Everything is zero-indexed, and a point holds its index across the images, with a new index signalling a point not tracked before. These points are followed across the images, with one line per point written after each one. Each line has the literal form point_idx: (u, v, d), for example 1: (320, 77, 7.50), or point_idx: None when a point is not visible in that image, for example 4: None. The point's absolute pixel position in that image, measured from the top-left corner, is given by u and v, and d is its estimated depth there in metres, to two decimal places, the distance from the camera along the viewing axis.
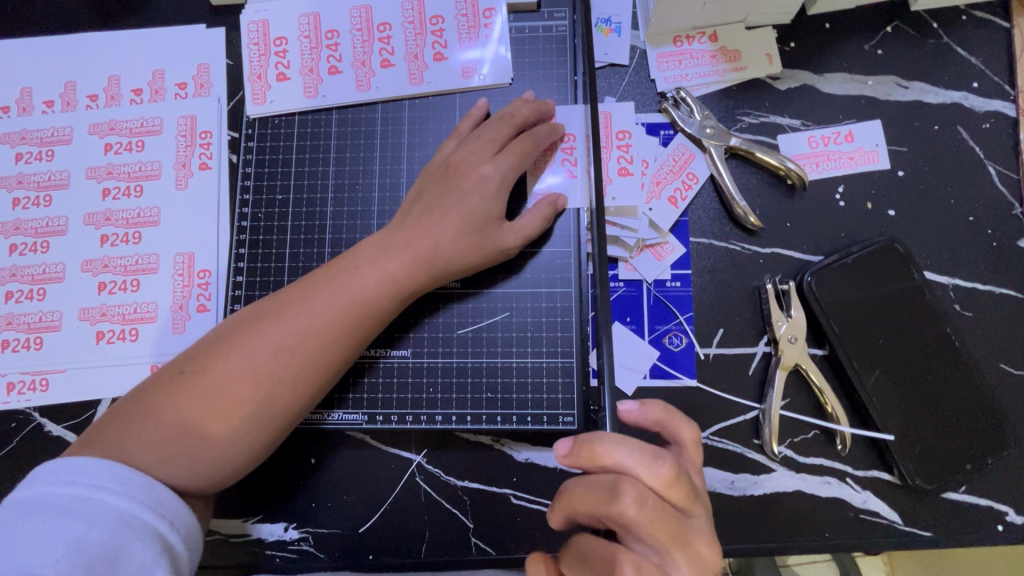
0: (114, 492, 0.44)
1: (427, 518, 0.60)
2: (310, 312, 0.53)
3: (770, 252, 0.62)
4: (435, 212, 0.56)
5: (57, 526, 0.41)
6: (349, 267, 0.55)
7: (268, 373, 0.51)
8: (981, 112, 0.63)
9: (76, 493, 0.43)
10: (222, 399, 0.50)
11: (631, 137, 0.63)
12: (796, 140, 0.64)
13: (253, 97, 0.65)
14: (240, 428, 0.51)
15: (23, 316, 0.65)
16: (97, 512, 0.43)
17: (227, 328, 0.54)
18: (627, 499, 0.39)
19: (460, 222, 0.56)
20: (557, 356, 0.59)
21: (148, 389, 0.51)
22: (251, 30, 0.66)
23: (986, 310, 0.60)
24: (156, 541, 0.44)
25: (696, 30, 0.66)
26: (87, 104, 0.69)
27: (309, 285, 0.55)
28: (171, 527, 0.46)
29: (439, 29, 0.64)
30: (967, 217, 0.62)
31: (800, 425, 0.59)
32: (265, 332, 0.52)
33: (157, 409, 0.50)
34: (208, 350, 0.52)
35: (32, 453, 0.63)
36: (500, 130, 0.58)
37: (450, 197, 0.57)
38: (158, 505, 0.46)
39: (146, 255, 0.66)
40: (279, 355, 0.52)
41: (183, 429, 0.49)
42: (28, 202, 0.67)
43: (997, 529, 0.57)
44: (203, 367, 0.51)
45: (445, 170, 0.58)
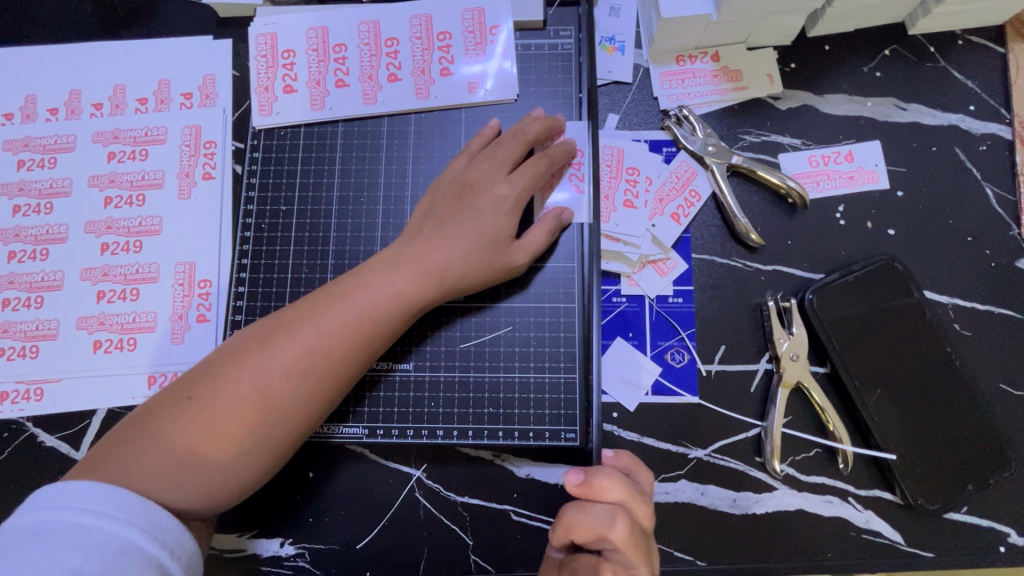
0: (116, 519, 0.44)
1: (426, 534, 0.59)
2: (316, 330, 0.52)
3: (771, 269, 0.62)
4: (447, 228, 0.57)
5: (58, 554, 0.41)
6: (359, 285, 0.55)
7: (277, 395, 0.51)
8: (978, 135, 0.65)
9: (76, 520, 0.43)
10: (231, 421, 0.50)
11: (640, 174, 0.64)
12: (797, 158, 0.64)
13: (260, 109, 0.65)
14: (247, 449, 0.50)
15: (20, 323, 0.65)
16: (98, 540, 0.42)
17: (232, 348, 0.53)
18: (620, 526, 0.44)
19: (472, 239, 0.56)
20: (560, 372, 0.59)
21: (153, 412, 0.51)
22: (258, 41, 0.66)
23: (986, 330, 0.60)
24: (156, 570, 0.43)
25: (698, 50, 0.67)
26: (91, 112, 0.69)
27: (316, 302, 0.54)
28: (171, 555, 0.45)
29: (446, 44, 0.65)
30: (965, 237, 0.62)
31: (802, 443, 0.59)
32: (273, 352, 0.52)
33: (163, 435, 0.49)
34: (214, 371, 0.51)
35: (24, 464, 0.62)
36: (511, 148, 0.59)
37: (463, 215, 0.57)
38: (158, 532, 0.45)
39: (146, 264, 0.65)
40: (287, 376, 0.51)
41: (191, 453, 0.49)
42: (28, 209, 0.67)
43: (999, 551, 0.56)
44: (210, 390, 0.50)
45: (458, 187, 0.58)
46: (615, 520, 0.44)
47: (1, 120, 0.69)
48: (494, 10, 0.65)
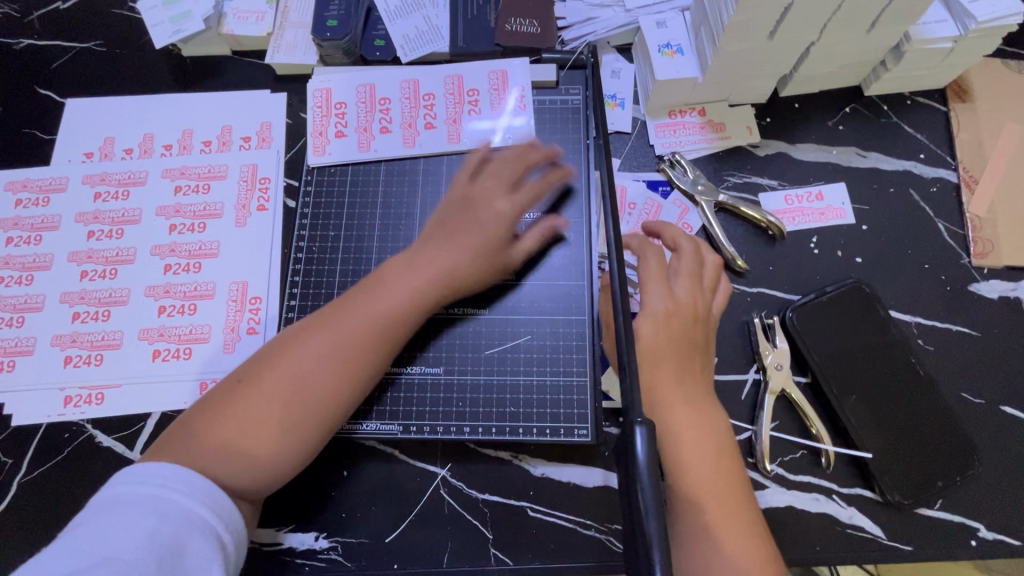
0: (180, 491, 0.50)
1: (450, 528, 0.65)
2: (344, 325, 0.60)
3: (756, 291, 0.71)
4: (454, 238, 0.65)
5: (135, 520, 0.47)
6: (382, 286, 0.62)
7: (311, 386, 0.57)
8: (929, 178, 0.75)
9: (146, 491, 0.49)
10: (270, 411, 0.56)
11: (639, 207, 0.74)
12: (775, 197, 0.75)
13: (314, 150, 0.76)
14: (285, 433, 0.56)
15: (87, 334, 0.72)
16: (166, 509, 0.48)
17: (272, 346, 0.60)
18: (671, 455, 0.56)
19: (474, 248, 0.64)
20: (573, 375, 0.66)
21: (203, 410, 0.57)
22: (315, 95, 0.78)
23: (946, 345, 0.68)
24: (213, 537, 0.50)
25: (687, 106, 0.78)
26: (161, 152, 0.80)
27: (346, 301, 0.62)
28: (225, 528, 0.51)
29: (474, 99, 0.76)
30: (923, 264, 0.72)
31: (789, 445, 0.66)
32: (308, 344, 0.59)
33: (212, 428, 0.55)
34: (255, 369, 0.58)
35: (81, 462, 0.68)
36: (511, 171, 0.68)
37: (469, 224, 0.65)
38: (216, 507, 0.51)
39: (204, 283, 0.74)
40: (321, 364, 0.58)
41: (236, 442, 0.55)
42: (101, 234, 0.76)
43: (970, 543, 0.62)
44: (252, 385, 0.57)
45: (462, 203, 0.67)
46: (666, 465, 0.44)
47: (82, 158, 0.80)
48: (514, 72, 0.77)
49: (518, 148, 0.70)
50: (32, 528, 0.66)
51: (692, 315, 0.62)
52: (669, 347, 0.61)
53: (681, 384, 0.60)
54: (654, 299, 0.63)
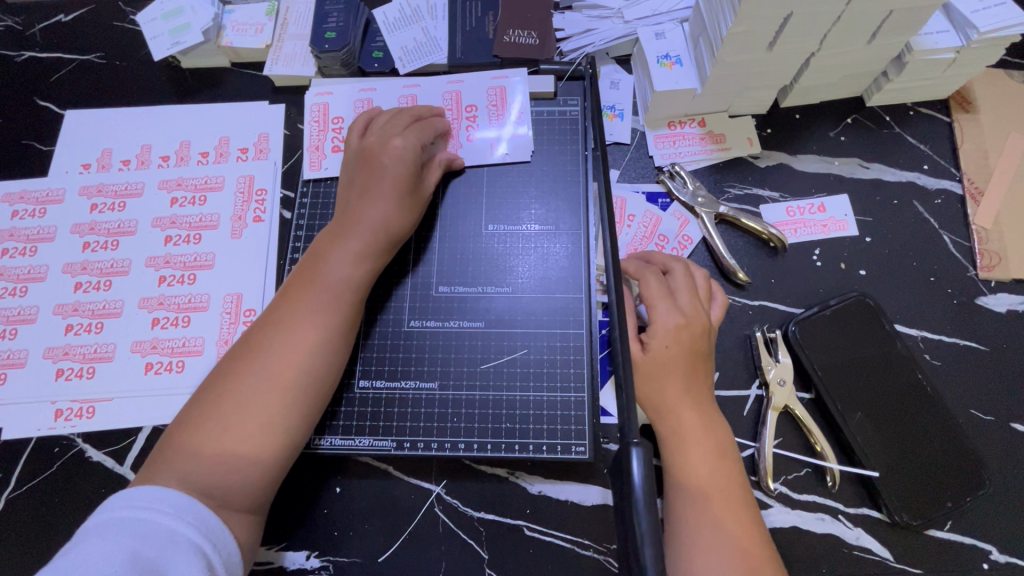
0: (167, 514, 0.49)
1: (445, 548, 0.63)
2: (324, 329, 0.59)
3: (758, 305, 0.70)
4: (371, 192, 0.65)
5: (120, 541, 0.46)
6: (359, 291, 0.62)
7: (288, 390, 0.57)
8: (933, 190, 0.74)
9: (134, 514, 0.48)
10: (248, 422, 0.55)
11: (637, 220, 0.73)
12: (776, 209, 0.74)
13: (310, 164, 0.75)
14: (270, 442, 0.55)
15: (80, 346, 0.72)
16: (153, 530, 0.48)
17: (242, 353, 0.59)
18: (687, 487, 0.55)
19: (394, 192, 0.65)
20: (570, 390, 0.65)
21: (181, 429, 0.55)
22: (313, 109, 0.77)
23: (953, 360, 0.67)
24: (200, 556, 0.48)
25: (687, 117, 0.78)
26: (159, 163, 0.80)
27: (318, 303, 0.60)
28: (214, 548, 0.50)
29: (472, 116, 0.75)
30: (929, 278, 0.70)
31: (793, 463, 0.64)
32: (286, 347, 0.57)
33: (191, 447, 0.54)
34: (229, 378, 0.57)
35: (71, 477, 0.67)
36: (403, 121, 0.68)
37: (376, 176, 0.65)
38: (202, 526, 0.50)
39: (198, 295, 0.73)
40: (301, 369, 0.57)
41: (219, 459, 0.53)
42: (96, 245, 0.76)
43: (983, 567, 0.60)
44: (228, 396, 0.56)
45: (364, 159, 0.66)
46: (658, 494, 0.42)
47: (79, 169, 0.80)
48: (512, 89, 0.76)
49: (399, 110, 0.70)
50: (19, 544, 0.65)
51: (701, 328, 0.62)
52: (678, 361, 0.61)
53: (684, 392, 0.60)
54: (663, 315, 0.62)
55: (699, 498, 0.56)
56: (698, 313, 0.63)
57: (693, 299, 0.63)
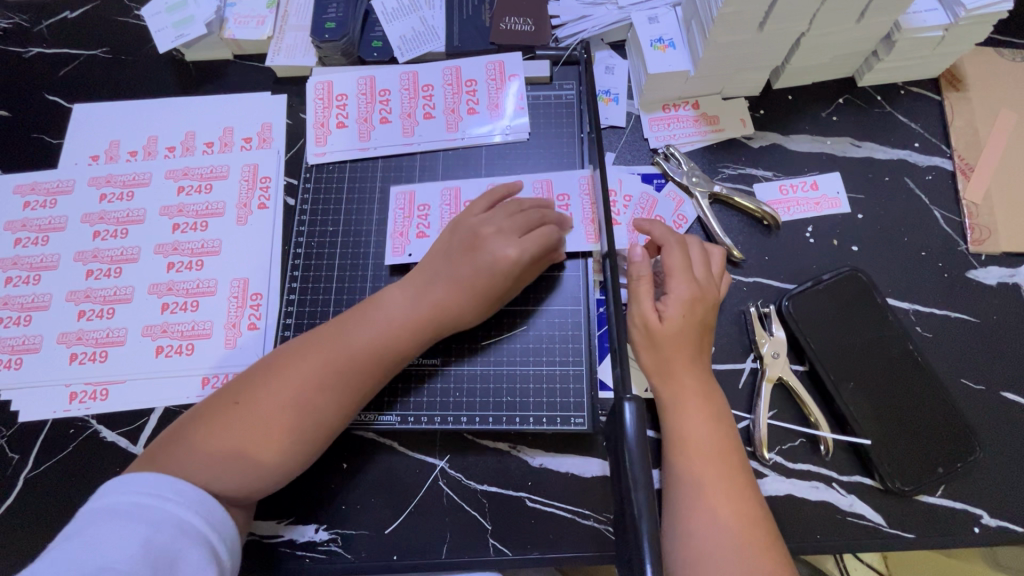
0: (174, 501, 0.52)
1: (449, 520, 0.65)
2: (346, 341, 0.61)
3: (752, 281, 0.71)
4: (458, 278, 0.63)
5: (130, 528, 0.49)
6: (378, 311, 0.63)
7: (309, 394, 0.59)
8: (924, 166, 0.75)
9: (143, 501, 0.51)
10: (268, 421, 0.58)
11: (625, 198, 0.75)
12: (769, 188, 0.75)
13: (393, 251, 0.72)
14: (284, 437, 0.58)
15: (92, 331, 0.74)
16: (162, 518, 0.51)
17: (271, 359, 0.62)
18: None
19: (476, 290, 0.63)
20: (569, 365, 0.67)
21: (206, 413, 0.59)
22: (399, 197, 0.74)
23: (945, 331, 0.68)
24: (206, 545, 0.52)
25: (681, 99, 0.79)
26: (165, 154, 0.81)
27: (344, 323, 0.63)
28: (217, 536, 0.53)
29: (565, 205, 0.71)
30: (919, 252, 0.72)
31: (787, 433, 0.65)
32: (310, 353, 0.61)
33: (214, 431, 0.57)
34: (254, 377, 0.60)
35: (86, 457, 0.69)
36: (520, 219, 0.65)
37: (471, 267, 0.63)
38: (207, 514, 0.53)
39: (206, 280, 0.75)
40: (320, 371, 0.60)
41: (239, 448, 0.57)
42: (106, 234, 0.78)
43: (973, 531, 0.62)
44: (253, 392, 0.59)
45: (470, 242, 0.65)
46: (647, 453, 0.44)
47: (88, 161, 0.82)
48: (561, 181, 0.72)
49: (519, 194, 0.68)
50: (37, 523, 0.67)
51: (711, 301, 0.64)
52: (688, 331, 0.62)
53: (689, 367, 0.62)
54: (679, 288, 0.62)
55: (688, 465, 0.59)
56: (711, 286, 0.64)
57: (704, 274, 0.64)
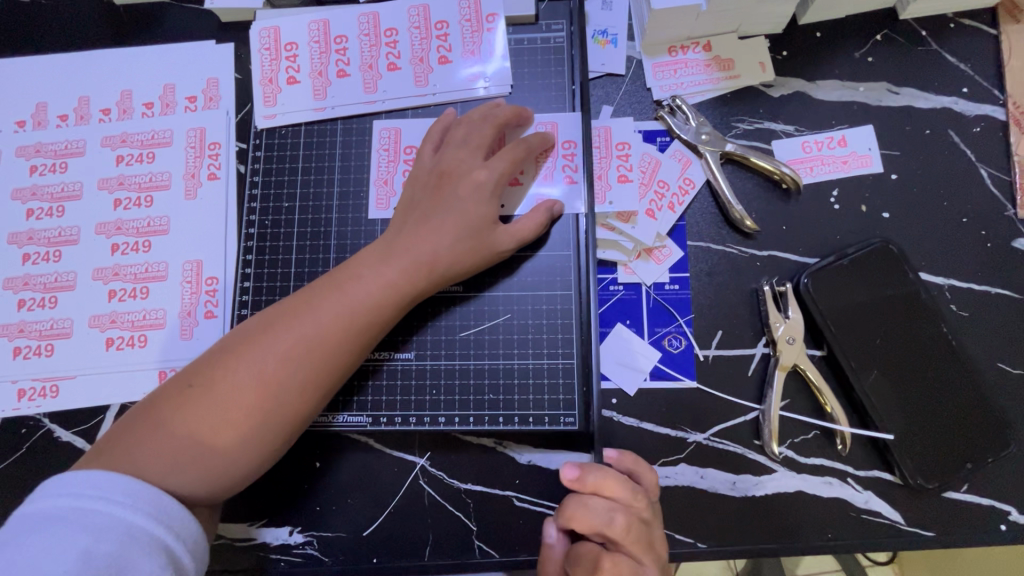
0: (122, 504, 0.45)
1: (431, 520, 0.60)
2: (317, 323, 0.53)
3: (767, 255, 0.63)
4: (433, 219, 0.57)
5: (66, 537, 0.41)
6: (352, 277, 0.55)
7: (275, 384, 0.52)
8: (972, 116, 0.65)
9: (83, 504, 0.44)
10: (227, 412, 0.51)
11: (630, 148, 0.65)
12: (790, 145, 0.65)
13: (377, 202, 0.65)
14: (247, 433, 0.51)
15: (35, 323, 0.67)
16: (105, 524, 0.43)
17: (235, 337, 0.54)
18: (616, 524, 0.48)
19: (456, 228, 0.57)
20: (558, 357, 0.60)
21: (158, 400, 0.52)
22: (382, 135, 0.66)
23: (983, 310, 0.61)
24: (162, 551, 0.44)
25: (690, 41, 0.68)
26: (100, 117, 0.71)
27: (310, 294, 0.55)
28: (177, 538, 0.46)
29: (570, 153, 0.63)
30: (960, 218, 0.63)
31: (800, 425, 0.59)
32: (279, 335, 0.53)
33: (166, 421, 0.50)
34: (214, 360, 0.53)
35: (41, 458, 0.64)
36: (483, 133, 0.59)
37: (446, 204, 0.57)
38: (164, 517, 0.46)
39: (155, 263, 0.67)
40: (287, 358, 0.52)
41: (193, 441, 0.50)
42: (40, 213, 0.69)
43: (999, 528, 0.57)
44: (211, 378, 0.51)
45: (437, 177, 0.59)
46: (615, 516, 0.49)
47: (13, 128, 0.72)
48: (567, 125, 0.64)
49: (485, 106, 0.62)
50: None
51: None
52: None
53: None
54: None
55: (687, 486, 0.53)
56: None
57: None
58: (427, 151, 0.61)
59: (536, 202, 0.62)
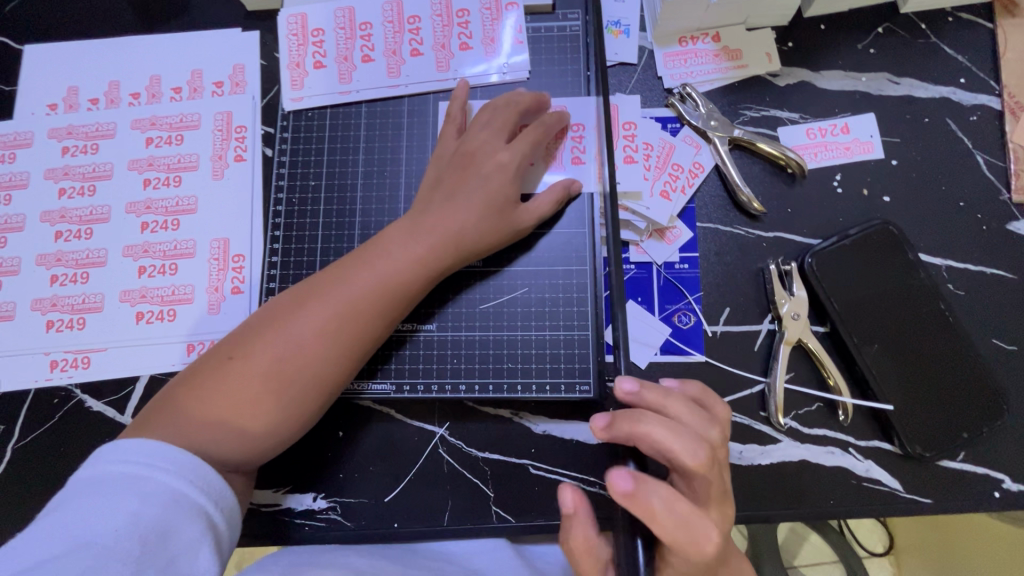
0: (168, 471, 0.47)
1: (450, 487, 0.63)
2: (348, 297, 0.56)
3: (773, 236, 0.66)
4: (456, 196, 0.60)
5: (119, 500, 0.44)
6: (380, 254, 0.58)
7: (309, 354, 0.54)
8: (969, 106, 0.68)
9: (131, 471, 0.46)
10: (264, 380, 0.53)
11: (652, 149, 0.68)
12: (796, 131, 0.68)
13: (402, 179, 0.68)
14: (283, 402, 0.54)
15: (68, 297, 0.69)
16: (152, 489, 0.46)
17: (268, 311, 0.57)
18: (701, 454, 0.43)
19: (482, 206, 0.59)
20: (574, 329, 0.63)
21: (197, 371, 0.54)
22: (406, 120, 0.69)
23: (980, 288, 0.63)
24: (202, 517, 0.47)
25: (700, 31, 0.71)
26: (129, 101, 0.74)
27: (342, 269, 0.58)
28: (215, 506, 0.49)
29: (579, 136, 0.66)
30: (957, 203, 0.66)
31: (804, 398, 0.62)
32: (313, 309, 0.55)
33: (205, 391, 0.53)
34: (249, 333, 0.55)
35: (73, 427, 0.67)
36: (481, 121, 0.63)
37: (470, 181, 0.60)
38: (204, 485, 0.48)
39: (184, 241, 0.70)
40: (320, 330, 0.55)
41: (231, 408, 0.52)
42: (72, 192, 0.72)
43: (993, 495, 0.59)
44: (249, 349, 0.54)
45: (450, 163, 0.62)
46: (700, 447, 0.43)
47: (46, 110, 0.74)
48: (578, 108, 0.67)
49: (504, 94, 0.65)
50: (29, 492, 0.65)
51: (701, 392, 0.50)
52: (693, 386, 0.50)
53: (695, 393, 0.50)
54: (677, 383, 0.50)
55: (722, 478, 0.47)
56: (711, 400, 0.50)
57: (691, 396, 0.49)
58: (447, 134, 0.64)
59: (551, 183, 0.65)
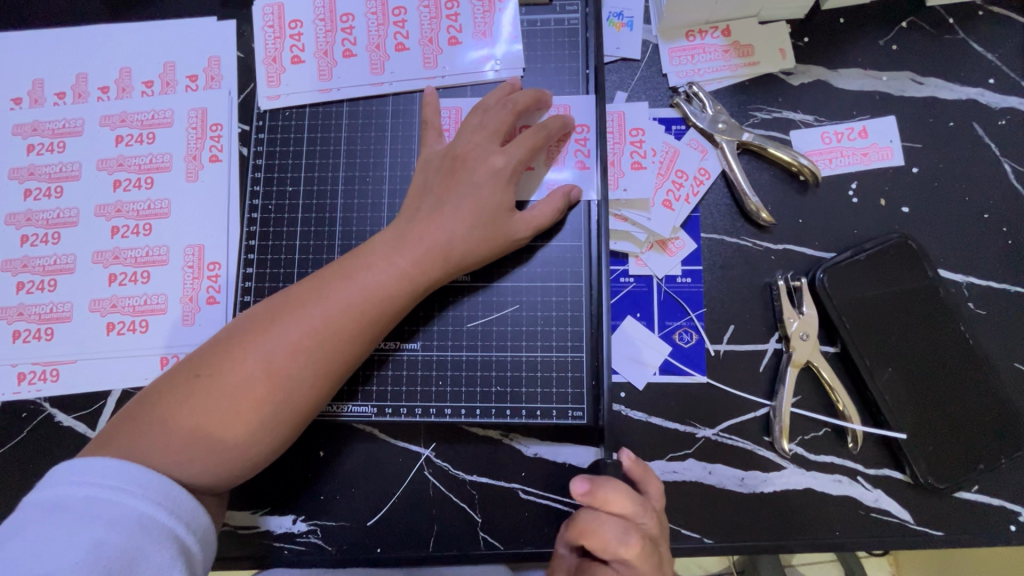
0: (133, 494, 0.44)
1: (436, 512, 0.60)
2: (325, 314, 0.52)
3: (782, 249, 0.61)
4: (446, 206, 0.56)
5: (78, 527, 0.41)
6: (362, 267, 0.54)
7: (284, 375, 0.50)
8: (998, 109, 0.63)
9: (92, 494, 0.43)
10: (235, 402, 0.49)
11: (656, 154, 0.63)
12: (809, 135, 0.63)
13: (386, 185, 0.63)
14: (255, 425, 0.50)
15: (35, 306, 0.66)
16: (116, 513, 0.42)
17: (240, 326, 0.53)
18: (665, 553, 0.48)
19: (470, 216, 0.55)
20: (568, 350, 0.59)
21: (163, 390, 0.50)
22: (390, 120, 0.64)
23: (1002, 308, 0.59)
24: (173, 541, 0.44)
25: (708, 25, 0.65)
26: (98, 95, 0.69)
27: (320, 282, 0.54)
28: (187, 528, 0.45)
29: (583, 138, 0.61)
30: (982, 215, 0.61)
31: (811, 422, 0.58)
32: (288, 325, 0.51)
33: (172, 412, 0.49)
34: (220, 349, 0.51)
35: (42, 443, 0.64)
36: (473, 123, 0.58)
37: (459, 189, 0.56)
38: (174, 506, 0.45)
39: (156, 247, 0.66)
40: (295, 349, 0.51)
41: (200, 431, 0.49)
42: (39, 193, 0.68)
43: (1010, 529, 0.56)
44: (219, 367, 0.50)
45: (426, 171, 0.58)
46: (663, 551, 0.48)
47: (9, 105, 0.70)
48: (580, 109, 0.62)
49: (502, 92, 0.60)
50: None
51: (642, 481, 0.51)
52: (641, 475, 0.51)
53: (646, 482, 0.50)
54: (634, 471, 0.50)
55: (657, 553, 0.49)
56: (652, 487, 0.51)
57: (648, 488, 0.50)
58: (435, 138, 0.60)
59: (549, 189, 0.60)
